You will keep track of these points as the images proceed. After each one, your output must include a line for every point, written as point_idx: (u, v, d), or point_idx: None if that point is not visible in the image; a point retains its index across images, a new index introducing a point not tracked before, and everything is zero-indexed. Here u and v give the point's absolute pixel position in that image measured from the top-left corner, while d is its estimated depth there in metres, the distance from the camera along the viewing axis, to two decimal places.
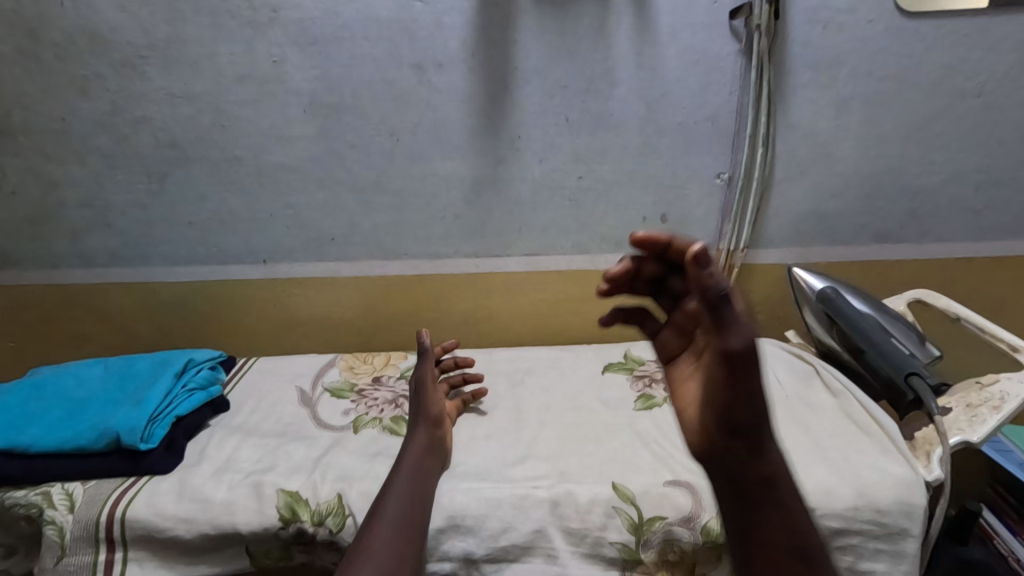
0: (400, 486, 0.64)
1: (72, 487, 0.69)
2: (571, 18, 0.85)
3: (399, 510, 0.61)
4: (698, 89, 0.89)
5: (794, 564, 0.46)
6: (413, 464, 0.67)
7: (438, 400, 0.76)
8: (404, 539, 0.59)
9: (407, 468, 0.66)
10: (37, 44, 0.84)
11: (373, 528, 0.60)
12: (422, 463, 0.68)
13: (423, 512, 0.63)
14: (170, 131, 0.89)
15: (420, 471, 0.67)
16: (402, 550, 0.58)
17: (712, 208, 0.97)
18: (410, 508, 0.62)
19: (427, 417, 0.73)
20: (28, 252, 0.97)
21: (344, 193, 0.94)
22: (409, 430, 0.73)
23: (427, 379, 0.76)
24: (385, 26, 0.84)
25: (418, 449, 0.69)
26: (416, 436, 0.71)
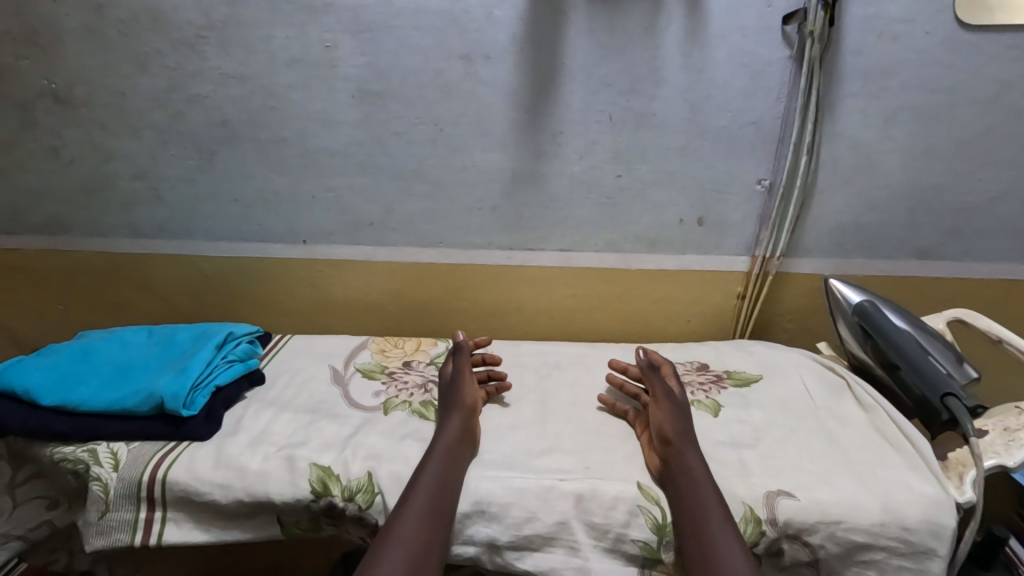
0: (433, 471, 0.66)
1: (117, 447, 0.72)
2: (621, 16, 0.84)
3: (430, 497, 0.63)
4: (745, 94, 0.88)
5: (725, 547, 0.59)
6: (446, 452, 0.68)
7: (471, 392, 0.79)
8: (434, 524, 0.61)
9: (439, 456, 0.68)
10: (103, 20, 0.87)
11: (404, 509, 0.61)
12: (456, 449, 0.70)
13: (453, 497, 0.64)
14: (223, 110, 0.92)
15: (454, 456, 0.69)
16: (431, 535, 0.60)
17: (750, 214, 0.96)
18: (441, 493, 0.64)
19: (461, 406, 0.76)
20: (82, 220, 1.01)
21: (385, 179, 0.96)
22: (443, 416, 0.74)
23: (468, 369, 0.82)
24: (435, 17, 0.85)
25: (452, 436, 0.71)
26: (451, 421, 0.73)
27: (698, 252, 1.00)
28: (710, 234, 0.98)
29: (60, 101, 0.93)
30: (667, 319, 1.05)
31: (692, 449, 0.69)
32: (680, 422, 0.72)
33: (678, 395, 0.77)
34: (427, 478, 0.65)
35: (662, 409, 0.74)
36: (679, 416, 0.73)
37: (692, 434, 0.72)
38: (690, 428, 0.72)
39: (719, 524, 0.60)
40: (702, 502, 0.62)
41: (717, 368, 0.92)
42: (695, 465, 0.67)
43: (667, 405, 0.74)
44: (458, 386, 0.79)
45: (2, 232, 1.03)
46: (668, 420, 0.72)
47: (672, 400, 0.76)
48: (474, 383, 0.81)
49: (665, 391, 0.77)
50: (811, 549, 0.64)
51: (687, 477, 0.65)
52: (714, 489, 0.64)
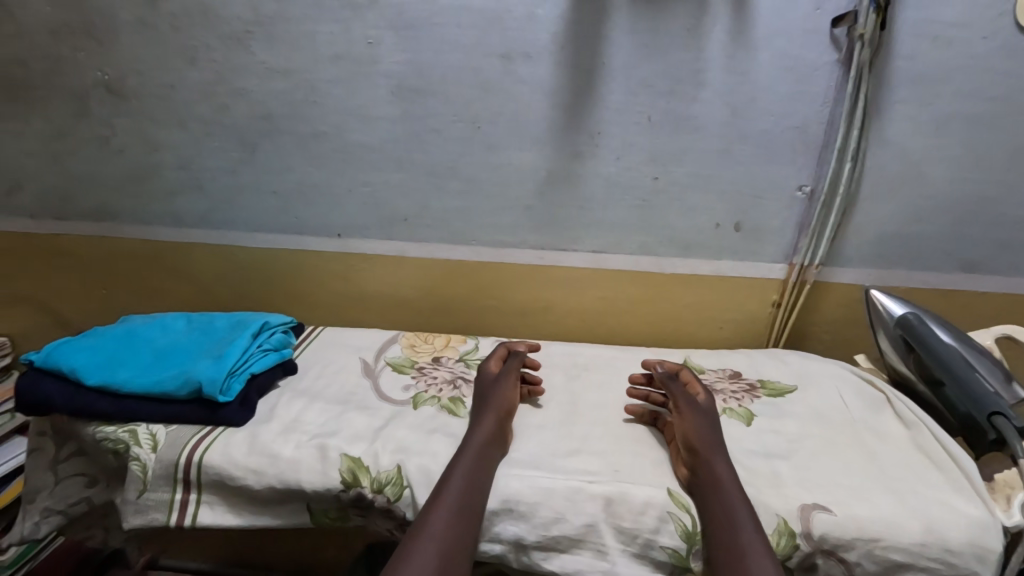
0: (463, 469, 0.66)
1: (156, 429, 0.74)
2: (664, 17, 0.83)
3: (461, 495, 0.63)
4: (789, 98, 0.86)
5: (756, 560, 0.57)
6: (478, 451, 0.68)
7: (507, 393, 0.78)
8: (464, 522, 0.61)
9: (471, 455, 0.68)
10: (155, 14, 0.90)
11: (436, 505, 0.62)
12: (489, 449, 0.70)
13: (484, 496, 0.65)
14: (266, 104, 0.94)
15: (487, 456, 0.69)
16: (461, 534, 0.60)
17: (790, 221, 0.94)
18: (473, 492, 0.64)
19: (498, 406, 0.75)
20: (127, 207, 1.05)
21: (421, 176, 0.97)
22: (478, 414, 0.75)
23: (513, 371, 0.83)
24: (477, 15, 0.85)
25: (485, 435, 0.71)
26: (486, 420, 0.73)
27: (734, 258, 0.98)
28: (747, 240, 0.96)
29: (112, 92, 0.96)
30: (698, 325, 1.03)
31: (723, 460, 0.67)
32: (707, 432, 0.70)
33: (701, 403, 0.75)
34: (460, 475, 0.65)
35: (686, 416, 0.73)
36: (702, 423, 0.72)
37: (723, 444, 0.70)
38: (718, 438, 0.70)
39: (752, 537, 0.59)
40: (734, 516, 0.61)
41: (751, 377, 0.90)
42: (725, 474, 0.65)
43: (691, 412, 0.73)
44: (498, 388, 0.79)
45: (53, 217, 1.07)
46: (692, 427, 0.71)
47: (696, 408, 0.74)
48: (514, 384, 0.81)
49: (685, 398, 0.75)
50: (847, 566, 0.62)
51: (720, 488, 0.63)
52: (747, 502, 0.63)
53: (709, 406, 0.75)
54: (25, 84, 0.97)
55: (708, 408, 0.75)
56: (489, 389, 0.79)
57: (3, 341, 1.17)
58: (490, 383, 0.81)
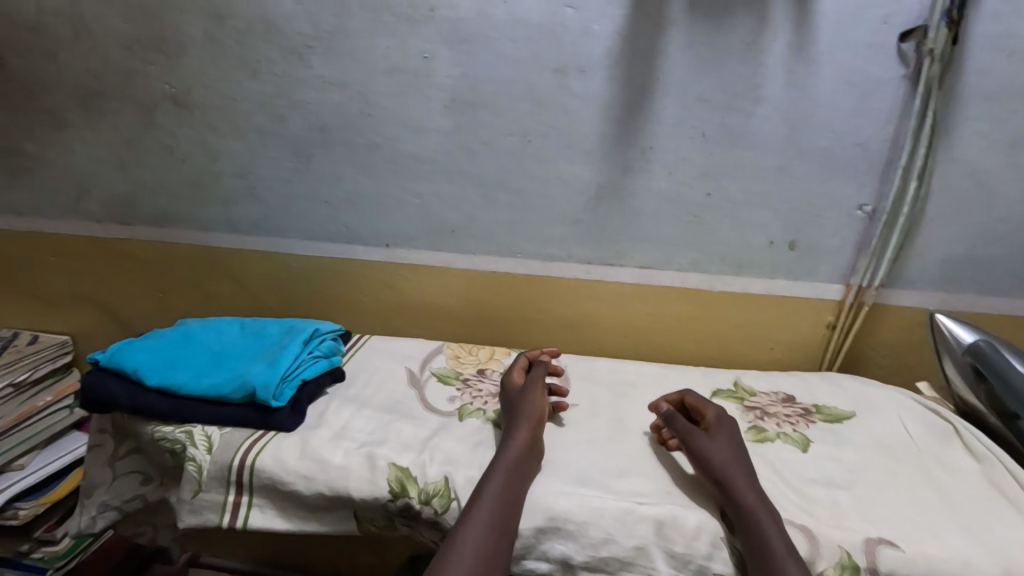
0: (496, 485, 0.64)
1: (211, 432, 0.76)
2: (723, 31, 0.82)
3: (493, 511, 0.61)
4: (852, 114, 0.84)
5: None
6: (510, 465, 0.66)
7: (537, 405, 0.76)
8: (497, 543, 0.59)
9: (503, 469, 0.66)
10: (222, 29, 0.93)
11: (469, 524, 0.59)
12: (521, 466, 0.67)
13: (515, 514, 0.62)
14: (322, 116, 0.96)
15: (518, 474, 0.66)
16: (495, 556, 0.58)
17: (848, 240, 0.92)
18: (505, 512, 0.62)
19: (528, 418, 0.73)
20: (187, 214, 1.08)
21: (470, 188, 0.97)
22: (510, 427, 0.72)
23: (539, 383, 0.81)
24: (532, 30, 0.86)
25: (518, 451, 0.69)
26: (518, 434, 0.70)
27: (788, 278, 0.96)
28: (802, 259, 0.94)
29: (178, 103, 1.00)
30: (748, 345, 1.01)
31: (756, 488, 0.64)
32: (732, 459, 0.67)
33: (715, 431, 0.71)
34: (492, 494, 0.63)
35: (700, 448, 0.69)
36: (722, 451, 0.68)
37: (751, 468, 0.67)
38: (746, 466, 0.66)
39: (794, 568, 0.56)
40: (771, 545, 0.57)
41: (805, 401, 0.87)
42: (758, 502, 0.62)
43: (707, 441, 0.69)
44: (524, 399, 0.77)
45: (117, 222, 1.12)
46: (710, 457, 0.67)
47: (715, 436, 0.70)
48: (542, 395, 0.79)
49: (690, 431, 0.72)
50: None
51: (754, 514, 0.60)
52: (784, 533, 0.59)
53: (725, 430, 0.71)
54: (97, 95, 1.01)
55: (726, 432, 0.71)
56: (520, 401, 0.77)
57: (66, 339, 1.24)
58: (519, 395, 0.79)
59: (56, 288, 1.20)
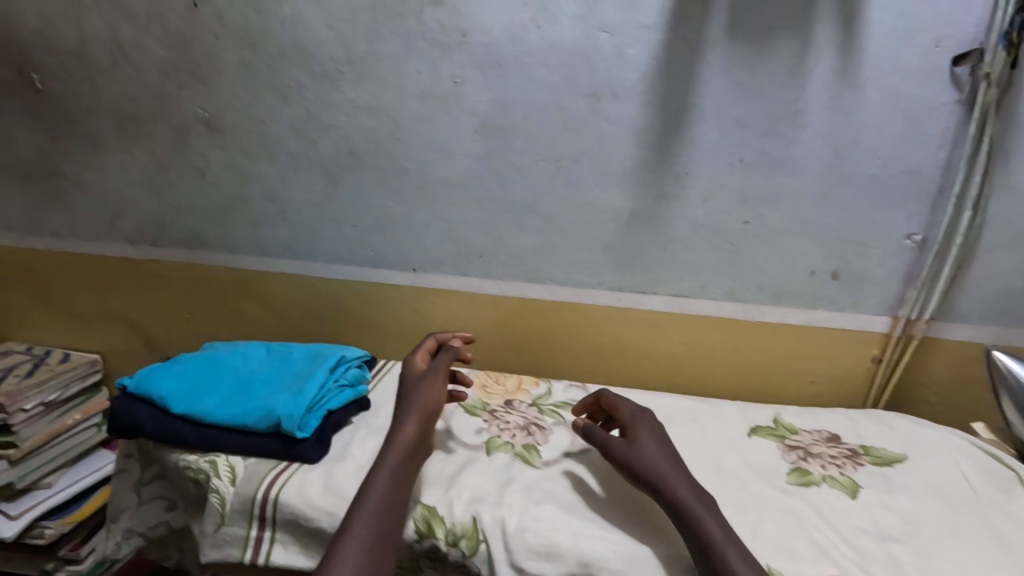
0: (380, 489, 0.63)
1: (235, 462, 0.75)
2: (765, 55, 0.79)
3: (374, 519, 0.60)
4: (900, 140, 0.80)
5: None
6: (394, 466, 0.66)
7: (433, 393, 0.74)
8: (379, 547, 0.59)
9: (387, 472, 0.65)
10: (256, 55, 0.94)
11: (347, 530, 0.59)
12: (404, 461, 0.67)
13: (397, 510, 0.63)
14: (352, 140, 0.96)
15: (405, 471, 0.66)
16: (379, 559, 0.58)
17: (896, 270, 0.87)
18: (387, 513, 0.62)
19: (418, 411, 0.72)
20: (217, 236, 1.09)
21: (500, 213, 0.95)
22: (395, 421, 0.71)
23: (441, 370, 0.78)
24: (566, 55, 0.84)
25: (404, 447, 0.68)
26: (403, 429, 0.69)
27: (830, 309, 0.92)
28: (845, 289, 0.90)
29: (210, 127, 1.00)
30: (786, 378, 0.97)
31: (689, 481, 0.63)
32: (659, 460, 0.65)
33: (631, 431, 0.70)
34: (373, 496, 0.62)
35: (628, 457, 0.66)
36: (647, 454, 0.66)
37: (679, 458, 0.67)
38: (670, 465, 0.65)
39: (739, 557, 0.56)
40: (711, 538, 0.58)
41: (852, 442, 0.82)
42: (692, 500, 0.61)
43: (631, 450, 0.66)
44: (418, 390, 0.74)
45: (148, 243, 1.12)
46: (639, 464, 0.64)
47: (633, 441, 0.68)
48: (440, 382, 0.76)
49: (608, 440, 0.68)
50: None
51: (689, 511, 0.60)
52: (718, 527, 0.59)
53: (642, 429, 0.69)
54: (133, 119, 1.03)
55: (643, 429, 0.69)
56: (408, 391, 0.75)
57: (96, 358, 1.25)
58: (416, 382, 0.76)
59: (88, 307, 1.21)
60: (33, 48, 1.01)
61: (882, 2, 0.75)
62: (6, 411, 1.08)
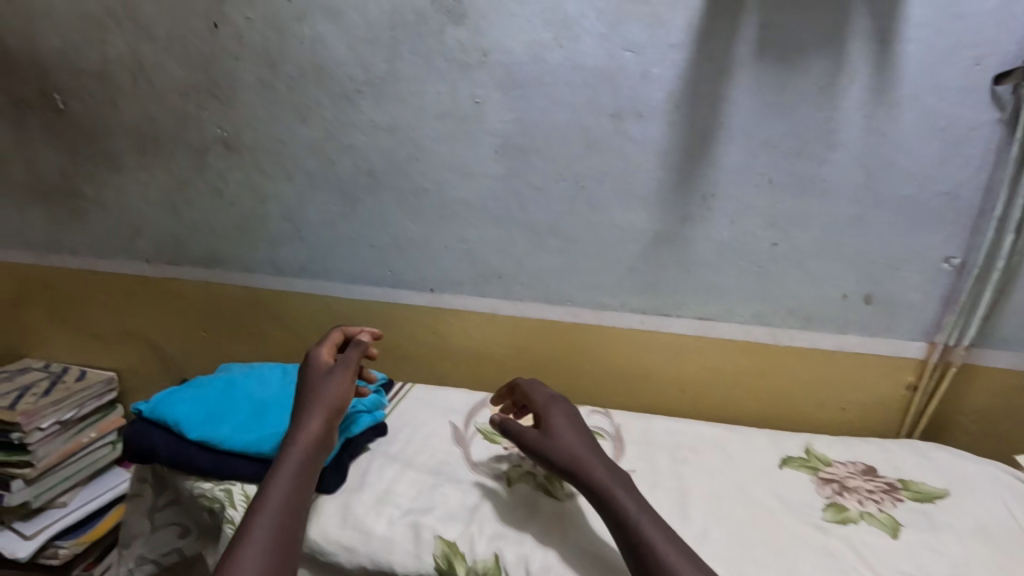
0: (286, 485, 0.61)
1: (250, 491, 0.74)
2: (796, 74, 0.77)
3: (281, 514, 0.58)
4: (938, 160, 0.77)
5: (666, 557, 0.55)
6: (298, 462, 0.63)
7: (340, 389, 0.72)
8: (285, 541, 0.56)
9: (290, 468, 0.63)
10: (275, 75, 0.93)
11: (251, 525, 0.56)
12: (309, 454, 0.65)
13: (303, 498, 0.61)
14: (371, 160, 0.94)
15: (311, 464, 0.65)
16: (285, 554, 0.55)
17: (933, 295, 0.84)
18: (294, 506, 0.60)
19: (324, 406, 0.69)
20: (233, 255, 1.08)
21: (520, 234, 0.93)
22: (300, 416, 0.68)
23: (347, 366, 0.75)
24: (589, 75, 0.82)
25: (309, 442, 0.66)
26: (310, 423, 0.67)
27: (863, 334, 0.88)
28: (880, 313, 0.87)
29: (229, 147, 1.00)
30: (816, 405, 0.94)
31: (602, 459, 0.66)
32: (574, 443, 0.67)
33: (547, 419, 0.71)
34: (279, 490, 0.60)
35: (545, 443, 0.68)
36: (563, 436, 0.68)
37: (593, 440, 0.69)
38: (583, 446, 0.67)
39: (656, 528, 0.58)
40: (628, 511, 0.59)
41: (889, 475, 0.78)
42: (607, 478, 0.63)
43: (548, 436, 0.68)
44: (321, 384, 0.71)
45: (166, 262, 1.12)
46: (556, 450, 0.66)
47: (548, 427, 0.70)
48: (348, 377, 0.74)
49: (521, 428, 0.70)
50: None
51: (606, 489, 0.61)
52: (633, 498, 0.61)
53: (558, 415, 0.72)
54: (152, 139, 1.02)
55: (561, 416, 0.72)
56: (312, 386, 0.72)
57: (112, 375, 1.24)
58: (321, 376, 0.73)
59: (106, 325, 1.21)
60: (55, 69, 1.01)
61: (919, 20, 0.72)
62: (22, 430, 1.07)
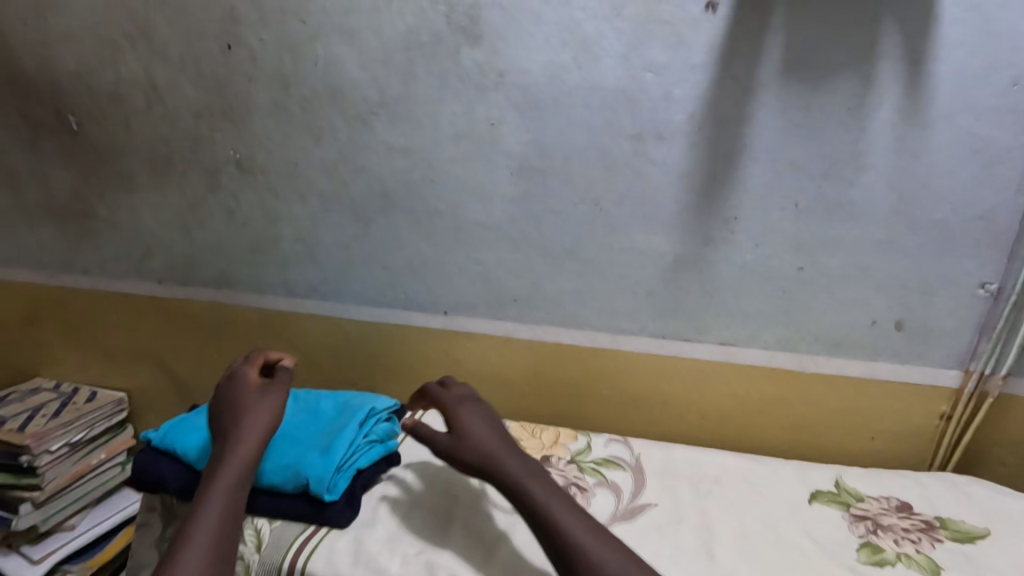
0: (218, 503, 0.64)
1: (260, 525, 0.72)
2: (823, 95, 0.74)
3: (212, 532, 0.61)
4: (972, 184, 0.74)
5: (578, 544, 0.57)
6: (230, 481, 0.66)
7: (270, 411, 0.75)
8: (218, 556, 0.60)
9: (223, 487, 0.65)
10: (289, 97, 0.92)
11: (185, 542, 0.59)
12: (253, 467, 0.70)
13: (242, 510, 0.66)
14: (385, 182, 0.93)
15: (244, 481, 0.68)
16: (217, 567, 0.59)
17: (968, 321, 0.81)
18: (227, 522, 0.63)
19: (255, 429, 0.72)
20: (245, 276, 1.07)
21: (536, 256, 0.91)
22: (234, 436, 0.71)
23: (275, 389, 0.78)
24: (608, 96, 0.80)
25: (241, 461, 0.69)
26: (246, 444, 0.70)
27: (893, 361, 0.85)
28: (910, 341, 0.83)
29: (241, 168, 0.99)
30: (843, 434, 0.90)
31: (515, 454, 0.67)
32: (487, 442, 0.67)
33: (458, 416, 0.71)
34: (215, 507, 0.63)
35: (458, 447, 0.68)
36: (477, 436, 0.68)
37: (505, 433, 0.70)
38: (497, 444, 0.67)
39: (569, 516, 0.59)
40: (539, 501, 0.61)
41: (926, 512, 0.75)
42: (519, 472, 0.64)
43: (459, 439, 0.69)
44: (249, 406, 0.74)
45: (177, 282, 1.11)
46: (470, 452, 0.67)
47: (458, 428, 0.70)
48: (276, 399, 0.77)
49: (437, 435, 0.71)
50: None
51: (517, 483, 0.63)
52: (548, 489, 0.63)
53: (466, 409, 0.72)
54: (165, 160, 1.02)
55: (471, 411, 0.72)
56: (249, 401, 0.75)
57: (123, 396, 1.21)
58: (250, 399, 0.76)
59: (115, 345, 1.19)
60: (70, 90, 1.01)
61: (952, 40, 0.70)
62: (32, 452, 1.06)
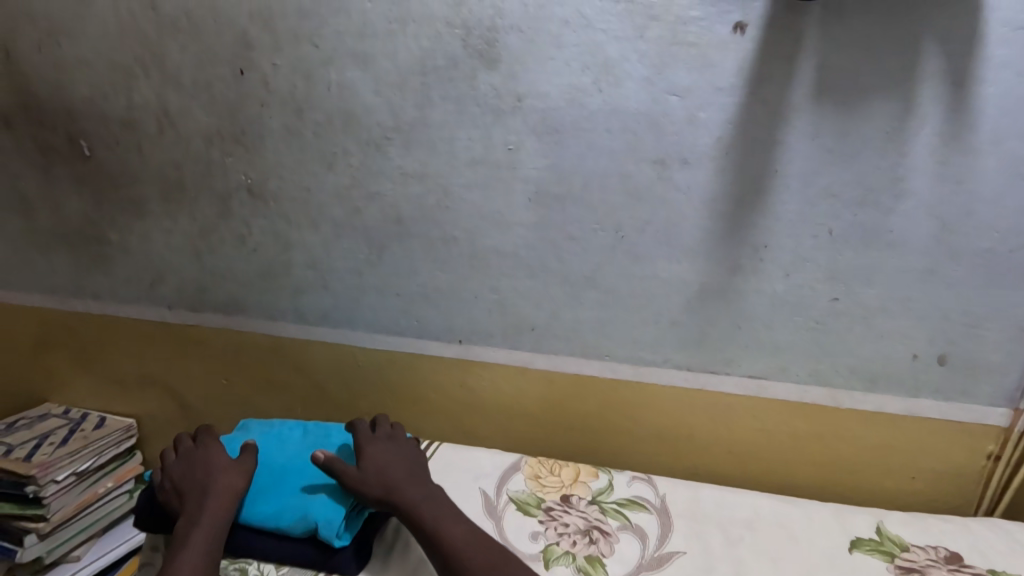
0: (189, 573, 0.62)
1: (267, 570, 0.69)
2: (859, 118, 0.71)
3: None
4: (1020, 211, 0.71)
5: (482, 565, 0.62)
6: (201, 548, 0.64)
7: (236, 473, 0.73)
8: None
9: (193, 555, 0.63)
10: (302, 122, 0.90)
11: None
12: (225, 529, 0.68)
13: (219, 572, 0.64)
14: (399, 208, 0.90)
15: (216, 545, 0.66)
16: None
17: (1018, 355, 0.76)
18: None
19: (222, 490, 0.70)
20: (255, 302, 1.04)
21: (555, 284, 0.88)
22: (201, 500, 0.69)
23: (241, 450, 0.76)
24: (631, 120, 0.77)
25: (211, 526, 0.67)
26: (217, 507, 0.68)
27: (935, 397, 0.80)
28: (955, 376, 0.79)
29: (253, 194, 0.97)
30: (882, 472, 0.85)
31: (417, 481, 0.71)
32: (395, 471, 0.72)
33: (366, 449, 0.74)
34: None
35: (362, 474, 0.71)
36: (390, 468, 0.72)
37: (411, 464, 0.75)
38: (403, 473, 0.72)
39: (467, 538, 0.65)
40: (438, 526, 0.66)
41: (979, 565, 0.69)
42: (418, 498, 0.69)
43: (366, 467, 0.71)
44: (214, 470, 0.73)
45: (187, 308, 1.09)
46: (372, 478, 0.70)
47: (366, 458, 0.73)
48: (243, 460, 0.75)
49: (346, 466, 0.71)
50: None
51: (413, 509, 0.67)
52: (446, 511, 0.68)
53: (376, 445, 0.75)
54: (177, 185, 1.00)
55: (381, 446, 0.76)
56: (217, 464, 0.73)
57: (132, 422, 1.19)
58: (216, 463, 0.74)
59: (125, 370, 1.17)
60: (83, 116, 1.00)
61: (998, 61, 0.66)
62: (38, 482, 1.04)
